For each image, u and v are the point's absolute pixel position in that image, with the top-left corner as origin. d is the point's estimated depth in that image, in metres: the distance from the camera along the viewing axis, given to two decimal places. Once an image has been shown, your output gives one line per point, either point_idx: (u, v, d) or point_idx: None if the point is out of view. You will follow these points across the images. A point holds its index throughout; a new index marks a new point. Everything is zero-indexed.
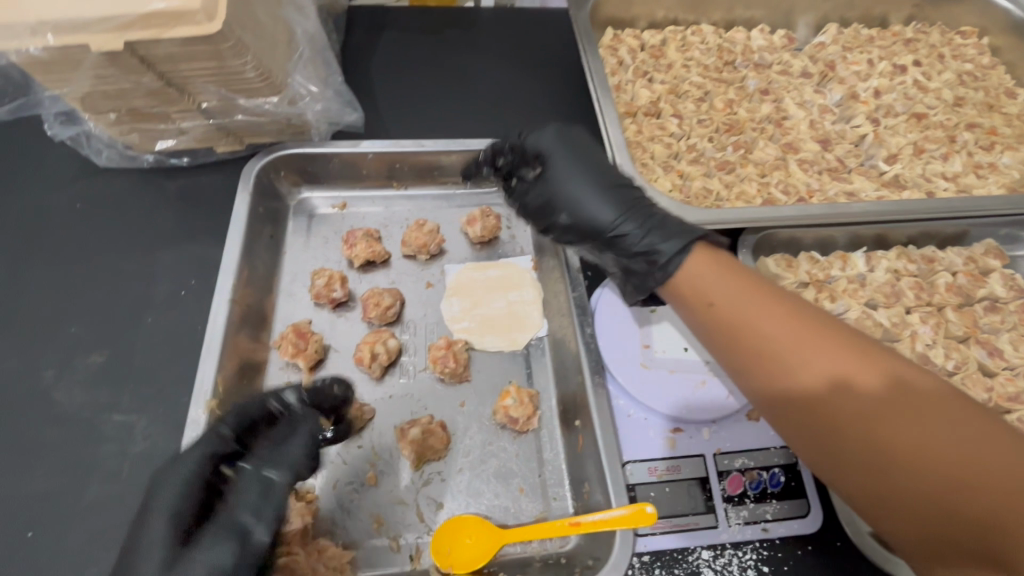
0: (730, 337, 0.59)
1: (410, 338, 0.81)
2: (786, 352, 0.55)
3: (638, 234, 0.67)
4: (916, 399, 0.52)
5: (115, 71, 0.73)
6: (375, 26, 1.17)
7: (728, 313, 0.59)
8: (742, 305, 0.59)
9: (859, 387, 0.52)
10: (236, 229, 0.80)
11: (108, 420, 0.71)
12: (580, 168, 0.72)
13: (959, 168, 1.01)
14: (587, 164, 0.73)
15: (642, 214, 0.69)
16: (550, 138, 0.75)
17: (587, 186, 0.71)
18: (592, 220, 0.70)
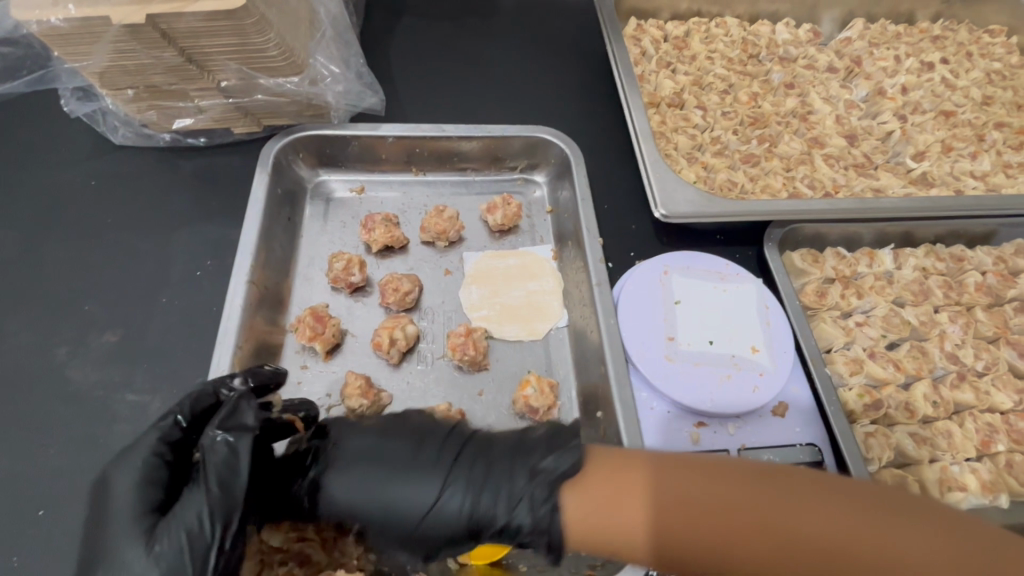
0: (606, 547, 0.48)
1: (428, 326, 0.80)
2: (667, 527, 0.45)
3: (522, 514, 0.51)
4: (757, 498, 0.44)
5: (136, 45, 0.72)
6: (395, 11, 1.16)
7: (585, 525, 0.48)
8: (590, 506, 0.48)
9: (726, 510, 0.44)
10: (255, 209, 0.79)
11: (123, 399, 0.70)
12: (379, 467, 0.54)
13: (988, 167, 0.99)
14: (372, 452, 0.55)
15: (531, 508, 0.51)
16: (362, 441, 0.56)
17: (406, 479, 0.54)
18: (443, 517, 0.53)
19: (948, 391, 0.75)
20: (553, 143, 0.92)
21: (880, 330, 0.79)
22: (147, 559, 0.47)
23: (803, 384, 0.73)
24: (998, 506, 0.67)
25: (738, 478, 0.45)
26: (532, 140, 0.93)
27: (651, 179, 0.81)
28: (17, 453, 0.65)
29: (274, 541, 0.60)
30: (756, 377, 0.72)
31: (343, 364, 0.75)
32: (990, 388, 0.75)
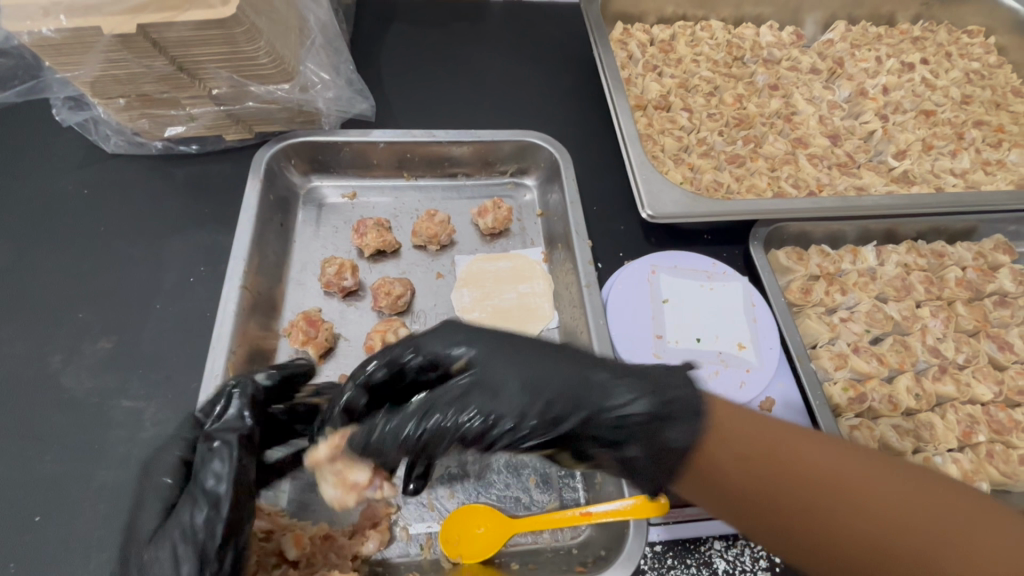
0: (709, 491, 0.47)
1: (420, 329, 0.80)
2: (779, 478, 0.45)
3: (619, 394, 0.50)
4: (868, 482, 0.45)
5: (127, 54, 0.73)
6: (385, 18, 1.17)
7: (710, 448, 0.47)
8: (727, 439, 0.48)
9: (834, 484, 0.45)
10: (248, 215, 0.80)
11: (117, 405, 0.70)
12: (479, 351, 0.54)
13: (968, 164, 1.02)
14: (474, 345, 0.55)
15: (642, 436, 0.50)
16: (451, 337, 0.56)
17: (502, 363, 0.53)
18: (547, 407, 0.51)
19: (930, 384, 0.77)
20: (542, 147, 0.94)
21: (864, 325, 0.81)
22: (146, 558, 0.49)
23: (790, 380, 0.75)
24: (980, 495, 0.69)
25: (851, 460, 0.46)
26: (521, 144, 0.94)
27: (637, 181, 0.83)
28: (10, 461, 0.65)
29: (290, 554, 0.59)
30: (743, 373, 0.74)
31: (336, 368, 0.76)
32: (970, 380, 0.77)
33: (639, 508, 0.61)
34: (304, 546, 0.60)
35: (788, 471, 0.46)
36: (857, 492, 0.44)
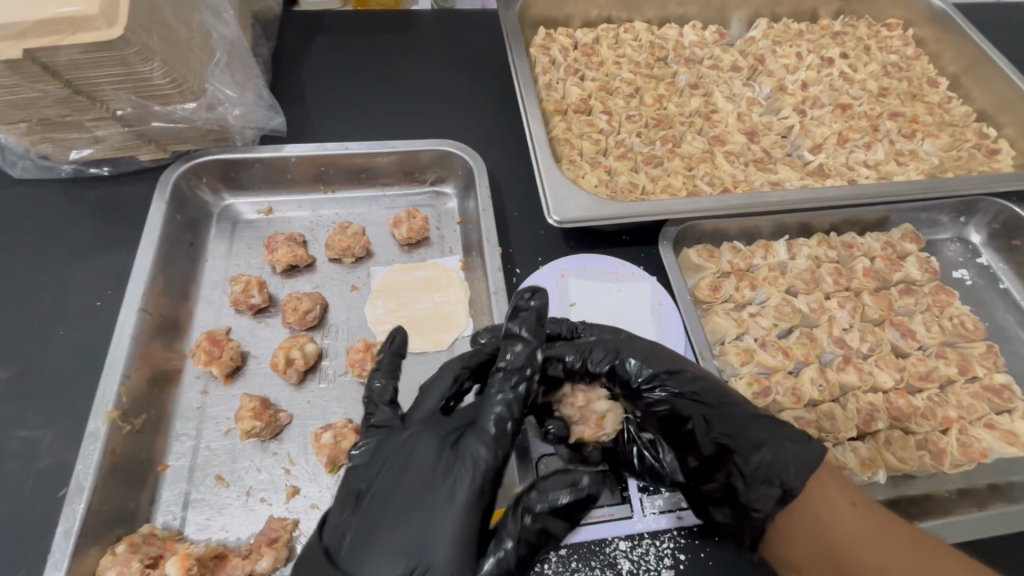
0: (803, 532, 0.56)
1: (331, 343, 0.80)
2: (833, 526, 0.55)
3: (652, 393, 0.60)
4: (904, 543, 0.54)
5: (19, 79, 0.71)
6: (309, 30, 1.16)
7: (828, 494, 0.57)
8: (834, 489, 0.57)
9: (877, 539, 0.54)
10: (151, 237, 0.79)
11: (14, 436, 0.69)
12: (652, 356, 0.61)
13: (881, 156, 1.04)
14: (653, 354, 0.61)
15: (761, 430, 0.59)
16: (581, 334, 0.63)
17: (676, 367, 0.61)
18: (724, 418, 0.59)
19: (834, 374, 0.78)
20: (458, 155, 0.94)
21: (772, 319, 0.82)
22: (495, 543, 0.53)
23: None
24: (878, 482, 0.70)
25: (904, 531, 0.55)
26: (438, 152, 0.94)
27: (545, 187, 0.83)
28: None
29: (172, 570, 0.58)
30: None
31: (243, 387, 0.75)
32: (874, 368, 0.79)
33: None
34: (189, 567, 0.58)
35: (834, 506, 0.56)
36: (866, 541, 0.54)
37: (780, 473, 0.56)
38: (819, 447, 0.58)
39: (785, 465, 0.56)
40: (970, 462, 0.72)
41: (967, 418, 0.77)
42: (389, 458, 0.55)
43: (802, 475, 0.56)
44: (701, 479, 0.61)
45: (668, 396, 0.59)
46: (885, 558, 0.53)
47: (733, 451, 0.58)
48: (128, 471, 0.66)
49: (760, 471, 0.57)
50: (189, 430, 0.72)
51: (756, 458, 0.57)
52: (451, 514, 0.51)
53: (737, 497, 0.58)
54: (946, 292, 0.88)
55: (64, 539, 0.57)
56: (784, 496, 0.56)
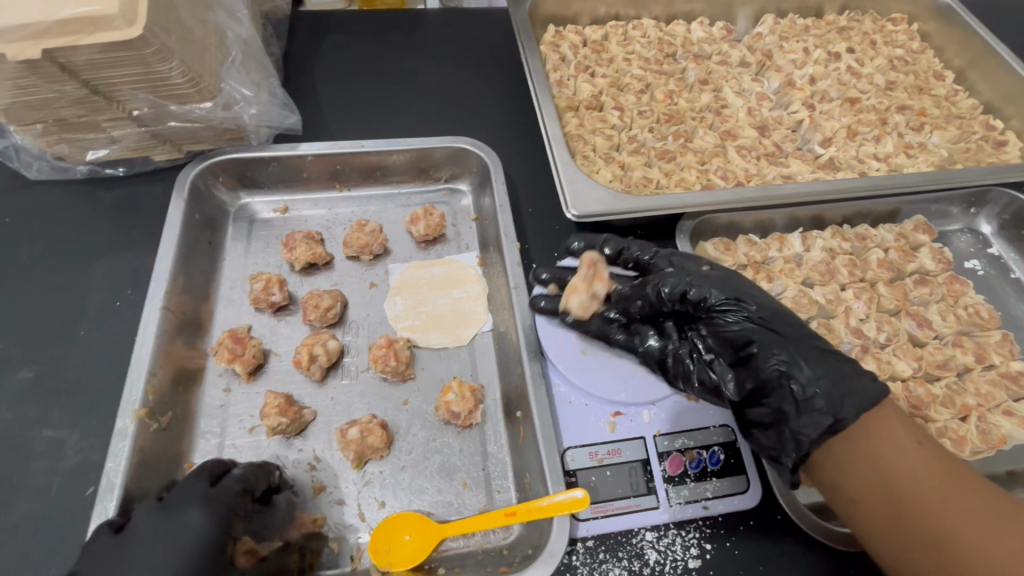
0: (858, 459, 0.57)
1: (352, 340, 0.81)
2: (889, 456, 0.57)
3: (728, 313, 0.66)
4: (955, 477, 0.56)
5: (37, 80, 0.70)
6: (318, 30, 1.16)
7: (887, 427, 0.58)
8: (894, 425, 0.58)
9: (931, 471, 0.56)
10: (171, 237, 0.79)
11: (38, 435, 0.69)
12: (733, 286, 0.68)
13: (891, 149, 1.05)
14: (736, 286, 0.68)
15: (819, 363, 0.60)
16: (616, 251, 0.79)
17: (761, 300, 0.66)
18: (797, 342, 0.62)
19: None
20: (473, 152, 0.94)
21: (790, 310, 0.83)
22: None
23: None
24: None
25: (955, 466, 0.57)
26: (453, 149, 0.94)
27: (562, 181, 0.84)
28: None
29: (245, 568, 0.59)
30: None
31: (265, 385, 0.76)
32: (891, 358, 0.80)
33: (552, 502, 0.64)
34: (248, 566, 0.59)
35: (896, 443, 0.57)
36: (920, 471, 0.56)
37: (835, 405, 0.58)
38: (882, 388, 0.58)
39: (841, 399, 0.58)
40: (990, 449, 0.73)
41: (986, 406, 0.78)
42: (162, 542, 0.54)
43: (856, 411, 0.57)
44: (749, 402, 0.64)
45: (740, 319, 0.66)
46: (936, 488, 0.55)
47: (788, 376, 0.60)
48: (156, 469, 0.66)
49: (813, 400, 0.58)
50: (214, 428, 0.72)
51: (812, 389, 0.59)
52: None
53: (785, 423, 0.60)
54: (960, 282, 0.89)
55: None
56: (833, 427, 0.57)
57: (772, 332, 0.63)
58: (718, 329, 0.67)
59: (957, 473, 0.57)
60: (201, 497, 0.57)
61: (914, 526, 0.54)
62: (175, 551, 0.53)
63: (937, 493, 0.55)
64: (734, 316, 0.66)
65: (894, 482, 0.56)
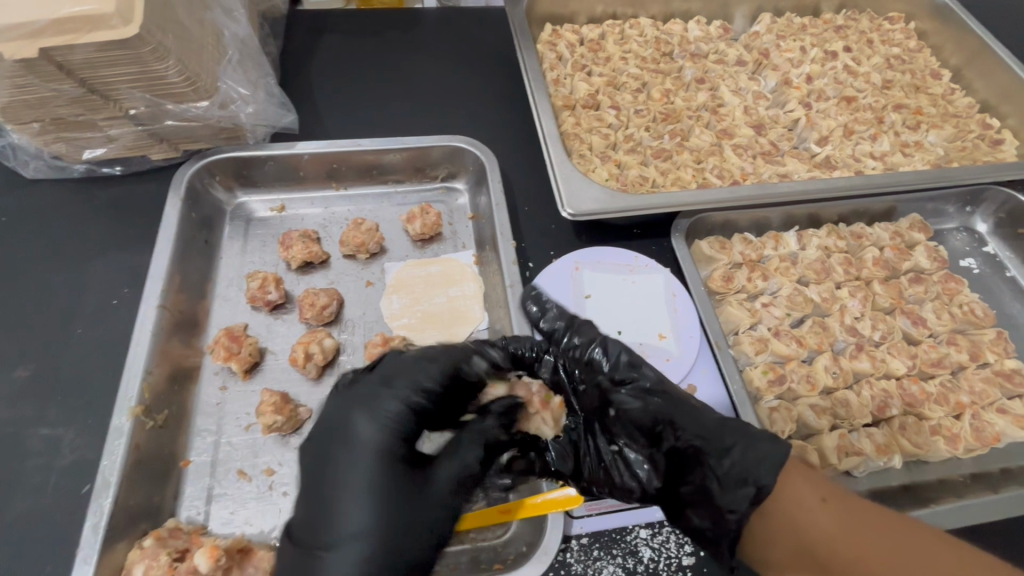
0: (772, 533, 0.54)
1: (348, 338, 0.81)
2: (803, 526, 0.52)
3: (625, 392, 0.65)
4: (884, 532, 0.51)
5: (33, 78, 0.70)
6: (316, 29, 1.16)
7: (796, 492, 0.54)
8: (802, 486, 0.54)
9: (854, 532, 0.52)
10: (167, 235, 0.79)
11: (35, 433, 0.69)
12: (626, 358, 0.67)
13: (887, 147, 1.05)
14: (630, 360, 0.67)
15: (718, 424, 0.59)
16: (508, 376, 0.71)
17: (649, 372, 0.66)
18: (698, 412, 0.61)
19: (847, 362, 0.80)
20: (469, 151, 0.94)
21: (784, 309, 0.83)
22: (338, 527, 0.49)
23: (712, 367, 0.77)
24: (893, 466, 0.71)
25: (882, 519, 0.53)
26: (449, 148, 0.94)
27: (558, 180, 0.84)
28: None
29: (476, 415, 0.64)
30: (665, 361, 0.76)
31: (262, 383, 0.76)
32: (886, 356, 0.81)
33: (550, 501, 0.65)
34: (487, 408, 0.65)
35: (804, 506, 0.53)
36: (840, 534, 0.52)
37: (751, 472, 0.54)
38: (787, 444, 0.56)
39: (756, 463, 0.54)
40: (983, 447, 0.73)
41: (980, 404, 0.78)
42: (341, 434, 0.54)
43: (772, 472, 0.54)
44: (677, 479, 0.60)
45: (640, 396, 0.64)
46: (860, 548, 0.51)
47: (703, 452, 0.58)
48: (151, 467, 0.66)
49: (730, 471, 0.55)
50: (210, 426, 0.72)
51: (725, 459, 0.56)
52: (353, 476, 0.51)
53: (711, 502, 0.56)
54: (955, 280, 0.89)
55: (91, 533, 0.57)
56: (757, 496, 0.54)
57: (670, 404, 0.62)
58: (624, 411, 0.65)
59: (876, 522, 0.52)
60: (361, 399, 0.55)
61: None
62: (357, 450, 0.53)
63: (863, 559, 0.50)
64: (635, 394, 0.64)
65: (815, 550, 0.51)
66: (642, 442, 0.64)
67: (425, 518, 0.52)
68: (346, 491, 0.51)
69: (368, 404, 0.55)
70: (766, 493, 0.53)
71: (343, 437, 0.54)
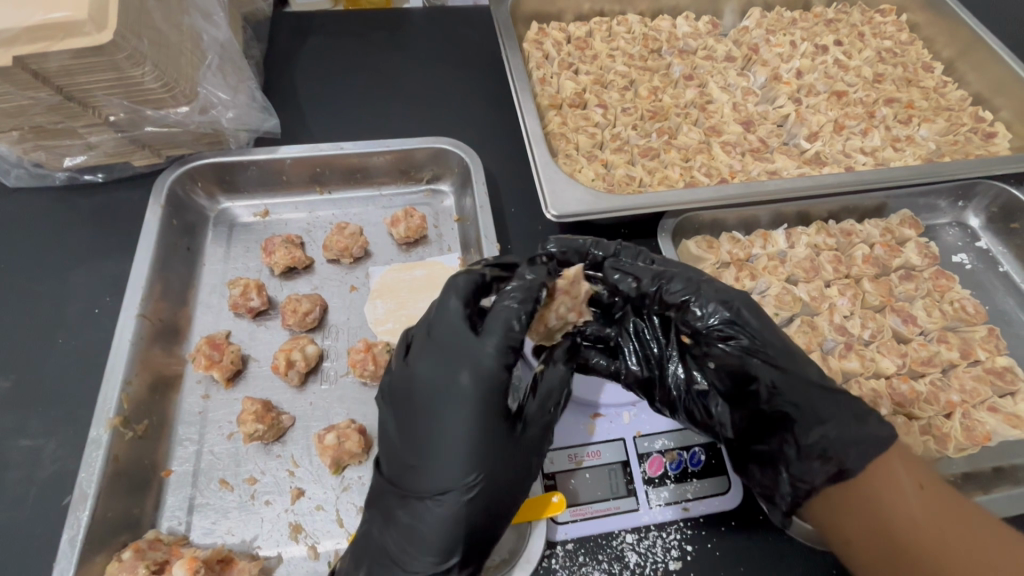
0: (852, 503, 0.57)
1: (331, 344, 0.80)
2: (879, 498, 0.56)
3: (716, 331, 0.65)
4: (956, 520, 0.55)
5: (8, 87, 0.69)
6: (301, 31, 1.15)
7: (887, 472, 0.57)
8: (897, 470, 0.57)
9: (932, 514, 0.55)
10: (148, 242, 0.79)
11: (15, 446, 0.69)
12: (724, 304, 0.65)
13: (878, 142, 1.04)
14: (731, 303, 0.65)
15: (826, 401, 0.61)
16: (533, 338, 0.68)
17: (750, 319, 0.65)
18: (799, 373, 0.62)
19: (836, 361, 0.79)
20: (454, 152, 0.93)
21: (773, 309, 0.82)
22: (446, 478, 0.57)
23: None
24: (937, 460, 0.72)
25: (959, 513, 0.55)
26: (434, 150, 0.93)
27: (542, 182, 0.83)
28: None
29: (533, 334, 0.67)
30: None
31: (244, 391, 0.75)
32: (875, 355, 0.80)
33: (534, 504, 0.65)
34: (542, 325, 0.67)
35: (900, 493, 0.56)
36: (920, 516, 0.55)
37: (838, 451, 0.58)
38: (889, 431, 0.59)
39: (846, 445, 0.58)
40: (974, 446, 0.73)
41: (971, 402, 0.77)
42: (434, 377, 0.58)
43: (861, 459, 0.57)
44: (751, 437, 0.65)
45: (728, 346, 0.65)
46: (934, 527, 0.54)
47: (790, 419, 0.62)
48: (131, 479, 0.65)
49: (816, 445, 0.60)
50: (192, 434, 0.72)
51: (816, 434, 0.60)
52: (444, 428, 0.57)
53: (786, 467, 0.61)
54: (946, 277, 0.88)
55: (68, 547, 0.57)
56: (838, 475, 0.58)
57: (768, 359, 0.63)
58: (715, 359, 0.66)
59: (958, 511, 0.55)
60: (451, 347, 0.59)
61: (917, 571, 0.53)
62: (444, 400, 0.58)
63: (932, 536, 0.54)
64: (727, 346, 0.65)
65: (896, 531, 0.54)
66: (725, 390, 0.66)
67: (480, 498, 0.57)
68: (438, 442, 0.57)
69: (459, 364, 0.58)
70: (848, 476, 0.58)
71: (437, 389, 0.58)
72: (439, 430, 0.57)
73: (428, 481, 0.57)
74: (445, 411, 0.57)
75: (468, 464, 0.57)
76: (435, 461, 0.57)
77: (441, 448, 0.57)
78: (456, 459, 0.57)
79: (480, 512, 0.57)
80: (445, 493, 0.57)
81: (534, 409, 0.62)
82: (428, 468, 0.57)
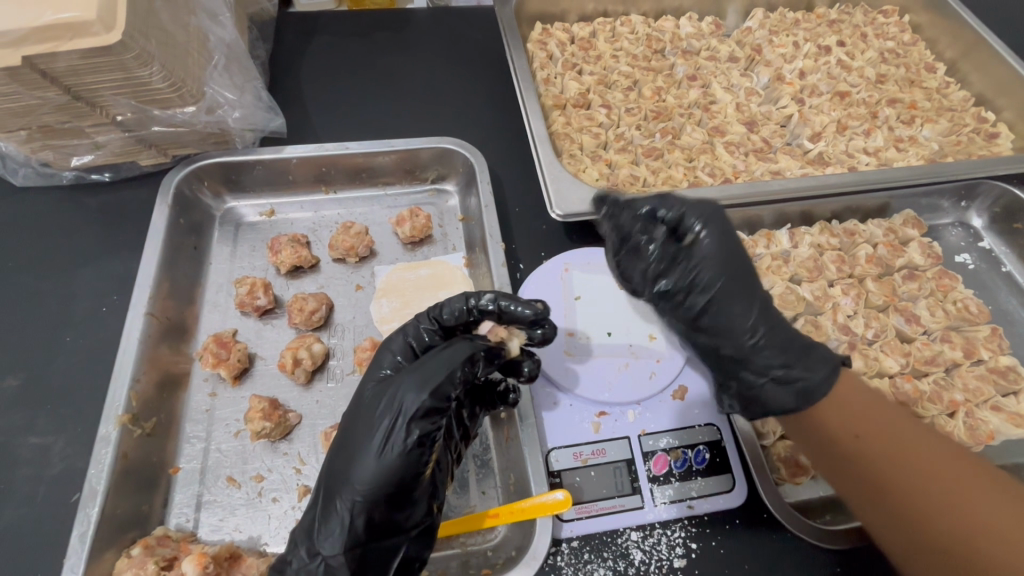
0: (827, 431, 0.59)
1: (337, 343, 0.81)
2: (850, 425, 0.57)
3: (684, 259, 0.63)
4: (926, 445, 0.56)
5: (18, 87, 0.69)
6: (305, 31, 1.15)
7: (858, 402, 0.58)
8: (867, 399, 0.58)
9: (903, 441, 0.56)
10: (155, 242, 0.79)
11: (24, 442, 0.69)
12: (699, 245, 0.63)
13: (881, 142, 1.05)
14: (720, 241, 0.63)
15: (782, 332, 0.62)
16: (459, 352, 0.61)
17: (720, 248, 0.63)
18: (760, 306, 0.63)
19: None
20: (458, 152, 0.94)
21: None
22: (352, 461, 0.57)
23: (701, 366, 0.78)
24: None
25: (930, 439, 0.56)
26: (439, 150, 0.94)
27: (547, 182, 0.83)
28: None
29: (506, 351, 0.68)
30: (654, 362, 0.77)
31: (251, 389, 0.76)
32: (879, 354, 0.81)
33: (535, 503, 0.65)
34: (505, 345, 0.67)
35: (866, 415, 0.58)
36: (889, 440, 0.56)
37: (790, 376, 0.60)
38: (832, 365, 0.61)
39: (795, 371, 0.60)
40: (977, 445, 0.73)
41: (974, 402, 0.78)
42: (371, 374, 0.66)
43: (809, 382, 0.59)
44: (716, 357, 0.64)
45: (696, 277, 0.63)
46: (902, 451, 0.55)
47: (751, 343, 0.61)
48: (140, 476, 0.66)
49: (769, 368, 0.61)
50: (199, 432, 0.72)
51: (766, 358, 0.61)
52: (358, 410, 0.61)
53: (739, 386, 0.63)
54: (950, 277, 0.89)
55: (78, 544, 0.57)
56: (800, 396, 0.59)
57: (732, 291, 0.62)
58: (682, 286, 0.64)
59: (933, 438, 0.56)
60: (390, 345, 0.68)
61: (884, 492, 0.55)
62: (365, 389, 0.64)
63: (901, 459, 0.55)
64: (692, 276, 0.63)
65: (866, 454, 0.56)
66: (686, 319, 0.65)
67: (377, 481, 0.56)
68: (355, 424, 0.60)
69: (381, 356, 0.66)
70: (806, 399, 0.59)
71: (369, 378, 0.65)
72: (356, 415, 0.61)
73: (343, 464, 0.58)
74: (363, 398, 0.62)
75: (360, 435, 0.58)
76: (349, 446, 0.59)
77: (353, 429, 0.60)
78: (360, 438, 0.58)
79: (377, 496, 0.56)
80: (347, 476, 0.57)
81: (410, 394, 0.58)
82: (343, 450, 0.59)
